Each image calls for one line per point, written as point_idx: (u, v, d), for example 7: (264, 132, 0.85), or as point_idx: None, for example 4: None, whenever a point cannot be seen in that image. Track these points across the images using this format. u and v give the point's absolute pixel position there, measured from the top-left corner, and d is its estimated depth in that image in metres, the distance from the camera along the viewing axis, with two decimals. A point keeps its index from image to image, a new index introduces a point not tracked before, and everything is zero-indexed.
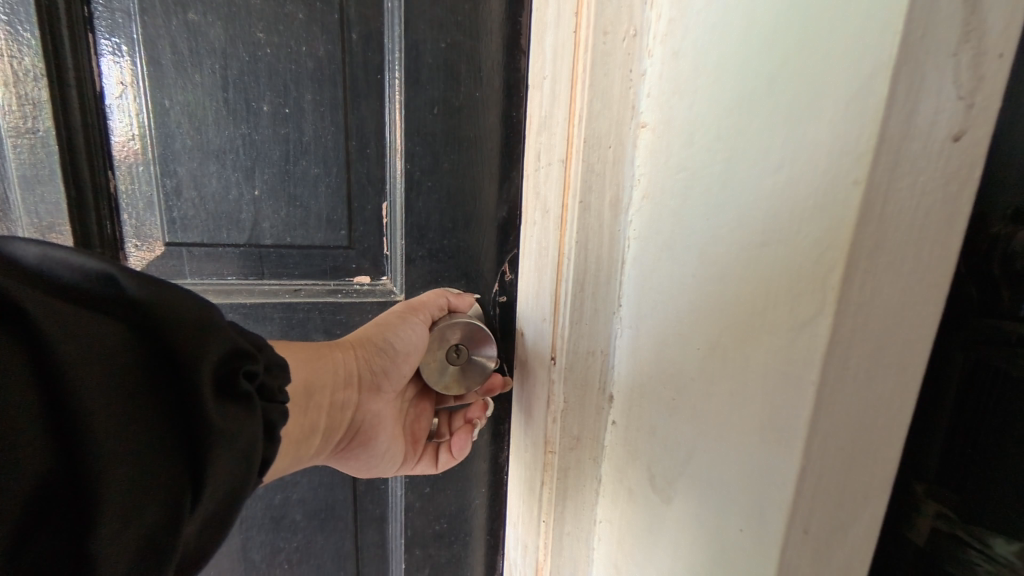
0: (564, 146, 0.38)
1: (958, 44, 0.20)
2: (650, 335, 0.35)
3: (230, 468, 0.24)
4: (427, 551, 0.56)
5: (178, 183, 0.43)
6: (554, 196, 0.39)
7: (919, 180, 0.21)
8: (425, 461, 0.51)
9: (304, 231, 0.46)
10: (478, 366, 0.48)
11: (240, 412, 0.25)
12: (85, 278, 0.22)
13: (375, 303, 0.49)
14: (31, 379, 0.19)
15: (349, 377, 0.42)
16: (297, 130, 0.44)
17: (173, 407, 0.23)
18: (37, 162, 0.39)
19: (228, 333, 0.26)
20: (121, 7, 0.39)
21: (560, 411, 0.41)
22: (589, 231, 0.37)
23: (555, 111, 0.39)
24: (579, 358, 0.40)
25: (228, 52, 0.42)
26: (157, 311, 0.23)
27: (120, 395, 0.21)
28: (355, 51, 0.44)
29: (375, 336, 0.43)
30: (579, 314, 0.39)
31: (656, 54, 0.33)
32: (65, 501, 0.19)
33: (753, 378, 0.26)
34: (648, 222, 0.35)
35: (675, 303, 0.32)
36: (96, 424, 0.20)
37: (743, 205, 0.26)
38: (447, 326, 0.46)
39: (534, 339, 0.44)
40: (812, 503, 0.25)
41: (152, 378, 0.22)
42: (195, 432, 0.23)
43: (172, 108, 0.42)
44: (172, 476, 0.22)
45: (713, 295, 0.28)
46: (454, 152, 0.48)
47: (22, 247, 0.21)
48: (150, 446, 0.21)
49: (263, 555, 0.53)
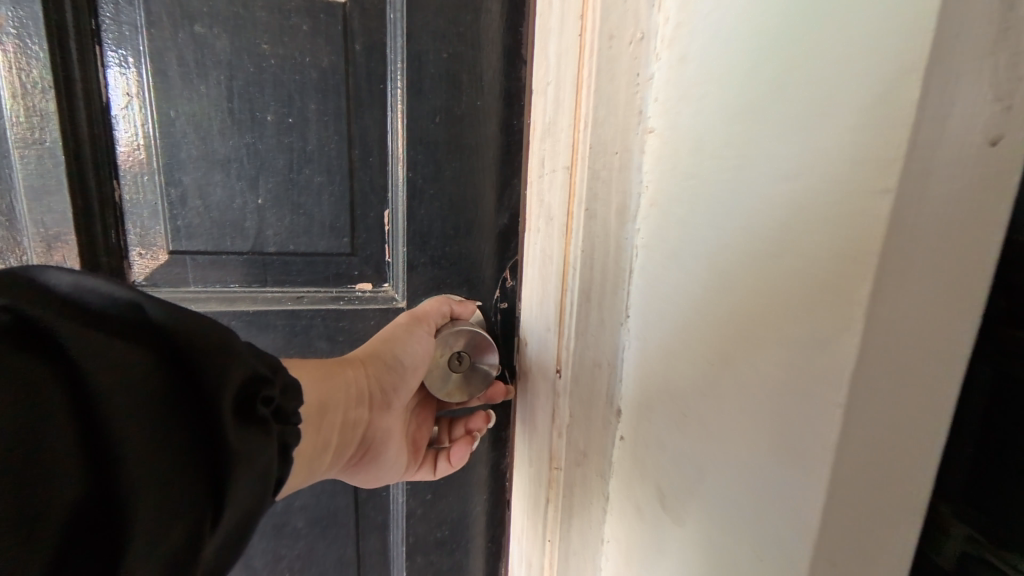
0: (568, 152, 0.39)
1: (993, 42, 0.17)
2: (657, 348, 0.34)
3: (249, 488, 0.25)
4: (430, 558, 0.57)
5: (183, 192, 0.43)
6: (559, 203, 0.41)
7: (955, 192, 0.18)
8: (425, 468, 0.51)
9: (308, 238, 0.47)
10: (481, 373, 0.48)
11: (258, 434, 0.26)
12: (116, 305, 0.23)
13: (378, 310, 0.50)
14: (71, 411, 0.19)
15: (360, 395, 0.42)
16: (302, 139, 0.45)
17: (197, 432, 0.23)
18: (45, 173, 0.39)
19: (247, 359, 0.27)
20: (129, 20, 0.40)
21: (566, 425, 0.43)
22: (595, 240, 0.38)
23: (559, 126, 0.41)
24: (584, 369, 0.41)
25: (234, 63, 0.42)
26: (182, 340, 0.24)
27: (151, 422, 0.21)
28: (359, 62, 0.45)
29: (384, 352, 0.43)
30: (585, 325, 0.40)
31: (663, 56, 0.32)
32: (100, 525, 0.19)
33: (767, 401, 0.24)
34: (655, 231, 0.34)
35: (687, 314, 0.30)
36: (129, 453, 0.20)
37: (753, 217, 0.25)
38: (451, 334, 0.47)
39: (539, 349, 0.46)
40: (844, 541, 0.22)
41: (181, 404, 0.23)
42: (217, 456, 0.23)
43: (177, 118, 0.42)
44: (196, 499, 0.22)
45: (724, 307, 0.27)
46: (456, 160, 0.48)
47: (57, 276, 0.21)
48: (178, 471, 0.22)
49: (265, 562, 0.53)
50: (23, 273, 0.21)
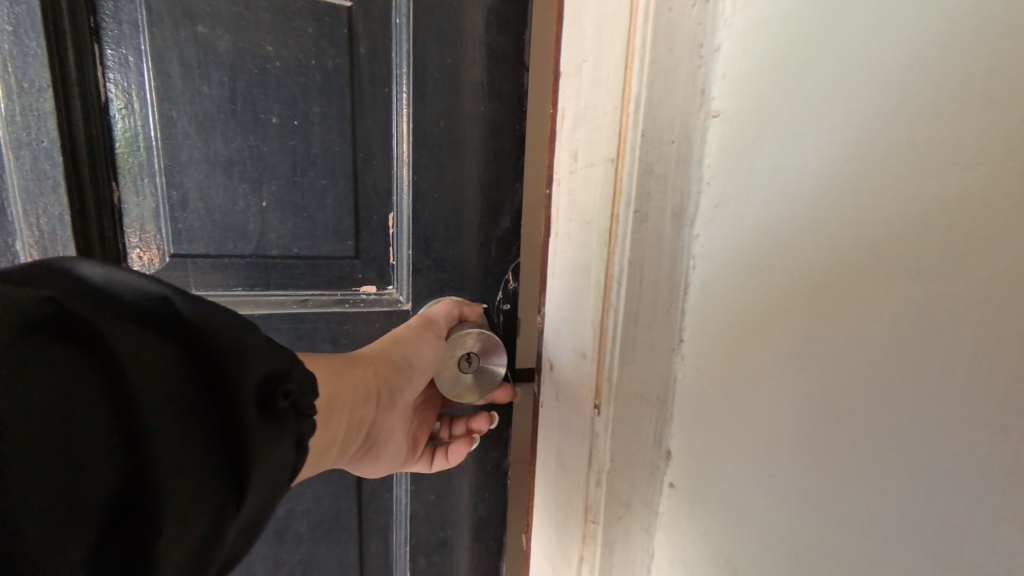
0: (614, 141, 0.34)
1: None
2: (726, 364, 0.31)
3: (266, 478, 0.26)
4: (432, 558, 0.57)
5: (184, 195, 0.42)
6: (599, 205, 0.36)
7: None
8: (421, 462, 0.52)
9: (312, 241, 0.47)
10: (490, 375, 0.49)
11: (275, 427, 0.27)
12: (144, 299, 0.23)
13: (381, 312, 0.50)
14: (109, 402, 0.19)
15: (368, 393, 0.41)
16: (306, 142, 0.45)
17: (222, 424, 0.24)
18: (41, 175, 0.38)
19: (267, 355, 0.27)
20: (129, 19, 0.39)
21: (606, 473, 0.38)
22: (645, 247, 0.34)
23: (598, 114, 0.35)
24: (629, 407, 0.37)
25: (237, 64, 0.42)
26: (209, 334, 0.24)
27: (182, 413, 0.22)
28: (363, 65, 0.45)
29: (394, 352, 0.43)
30: (630, 353, 0.36)
31: (734, 23, 0.29)
32: (136, 513, 0.20)
33: (890, 429, 0.22)
34: (723, 235, 0.30)
35: (773, 326, 0.28)
36: (163, 443, 0.21)
37: (824, 223, 0.24)
38: (461, 336, 0.47)
39: (570, 379, 0.41)
40: None
41: (207, 397, 0.23)
42: (239, 447, 0.24)
43: (179, 119, 0.41)
44: (221, 487, 0.23)
45: (827, 315, 0.25)
46: (459, 164, 0.49)
47: (83, 267, 0.21)
48: (206, 460, 0.23)
49: (266, 569, 0.53)
50: (52, 263, 0.20)
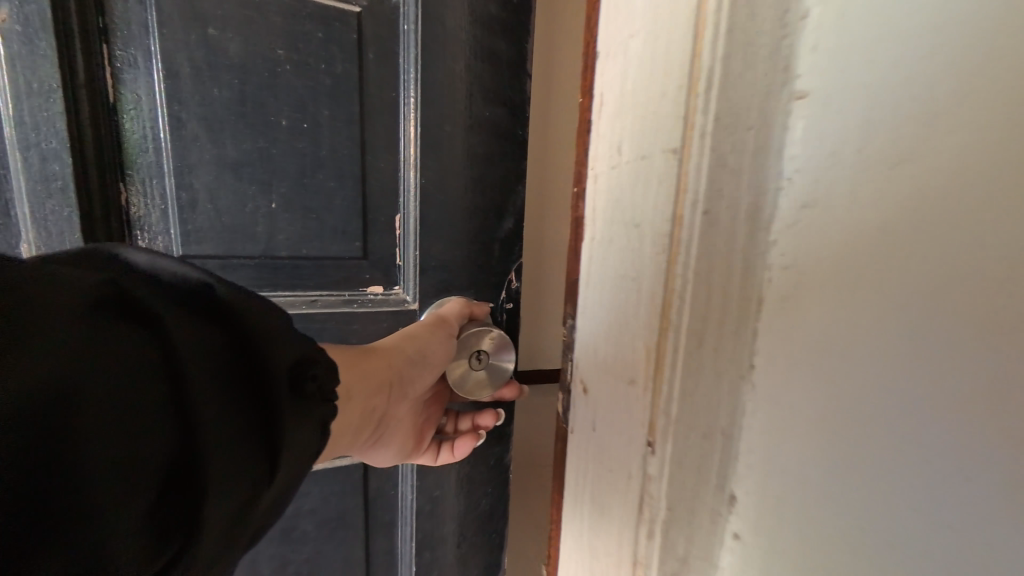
0: (678, 125, 0.28)
1: None
2: (802, 387, 0.27)
3: (297, 454, 0.28)
4: (437, 553, 0.58)
5: (193, 196, 0.43)
6: (656, 203, 0.30)
7: None
8: (427, 454, 0.53)
9: (321, 242, 0.47)
10: (499, 371, 0.51)
11: (305, 407, 0.28)
12: (186, 283, 0.25)
13: (388, 312, 0.51)
14: (161, 375, 0.21)
15: (382, 383, 0.42)
16: (314, 144, 0.45)
17: (259, 401, 0.26)
18: (49, 176, 0.38)
19: (296, 339, 0.29)
20: (139, 20, 0.39)
21: (660, 524, 0.32)
22: (715, 254, 0.29)
23: (652, 93, 0.29)
24: (691, 445, 0.31)
25: (247, 67, 0.42)
26: (245, 318, 0.26)
27: (224, 389, 0.23)
28: (372, 70, 0.46)
29: (407, 347, 0.44)
30: (694, 382, 0.30)
31: None
32: (183, 478, 0.21)
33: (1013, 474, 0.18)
34: (804, 236, 0.26)
35: (876, 346, 0.23)
36: (208, 415, 0.22)
37: (835, 216, 0.24)
38: (471, 335, 0.49)
39: (614, 410, 0.34)
40: None
41: (246, 375, 0.25)
42: (273, 424, 0.26)
43: (188, 120, 0.41)
44: (257, 460, 0.25)
45: (928, 330, 0.21)
46: (465, 167, 0.50)
47: (134, 253, 0.24)
48: (245, 434, 0.24)
49: (272, 568, 0.53)
50: (107, 250, 0.24)
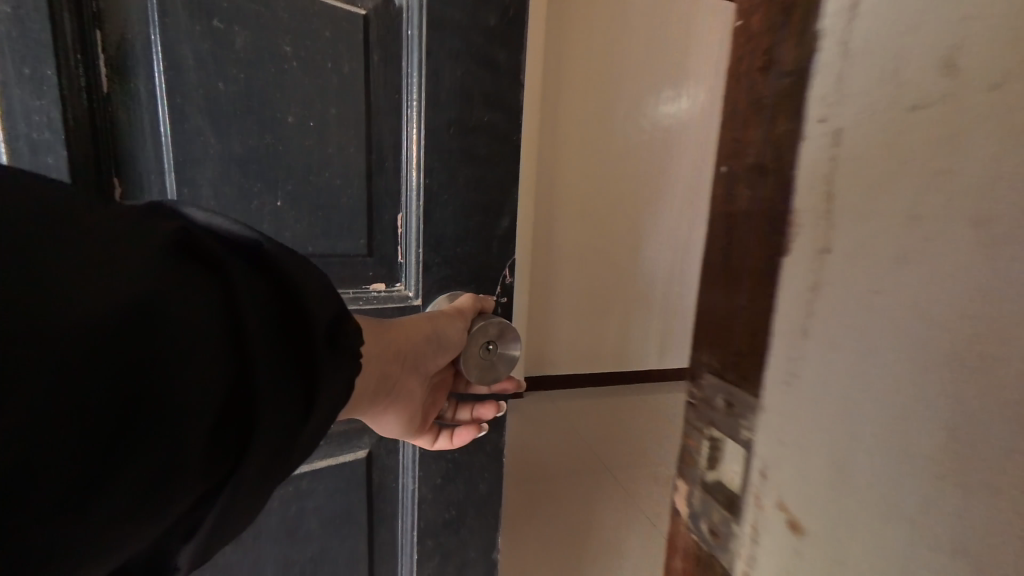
0: None
1: None
2: None
3: (331, 399, 0.31)
4: (438, 540, 0.60)
5: (197, 193, 0.42)
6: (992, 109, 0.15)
7: None
8: (428, 436, 0.55)
9: (327, 239, 0.48)
10: (506, 358, 0.54)
11: (339, 358, 0.32)
12: (239, 241, 0.29)
13: (393, 308, 0.52)
14: (220, 314, 0.25)
15: (396, 354, 0.44)
16: (320, 141, 0.45)
17: (301, 347, 0.29)
18: (41, 169, 0.35)
19: (334, 295, 0.33)
20: (139, 9, 0.37)
21: None
22: None
23: None
24: None
25: (254, 62, 0.41)
26: (290, 275, 0.30)
27: (270, 333, 0.28)
28: (377, 71, 0.47)
29: (426, 328, 0.46)
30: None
31: None
32: (238, 404, 0.25)
33: None
34: None
35: None
36: (258, 352, 0.26)
37: None
38: (482, 328, 0.52)
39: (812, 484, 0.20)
40: None
41: (289, 324, 0.29)
42: (311, 368, 0.30)
43: (191, 114, 0.40)
44: (297, 398, 0.29)
45: None
46: (468, 166, 0.52)
47: (195, 210, 0.28)
48: (286, 372, 0.28)
49: (275, 568, 0.53)
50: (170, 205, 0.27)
